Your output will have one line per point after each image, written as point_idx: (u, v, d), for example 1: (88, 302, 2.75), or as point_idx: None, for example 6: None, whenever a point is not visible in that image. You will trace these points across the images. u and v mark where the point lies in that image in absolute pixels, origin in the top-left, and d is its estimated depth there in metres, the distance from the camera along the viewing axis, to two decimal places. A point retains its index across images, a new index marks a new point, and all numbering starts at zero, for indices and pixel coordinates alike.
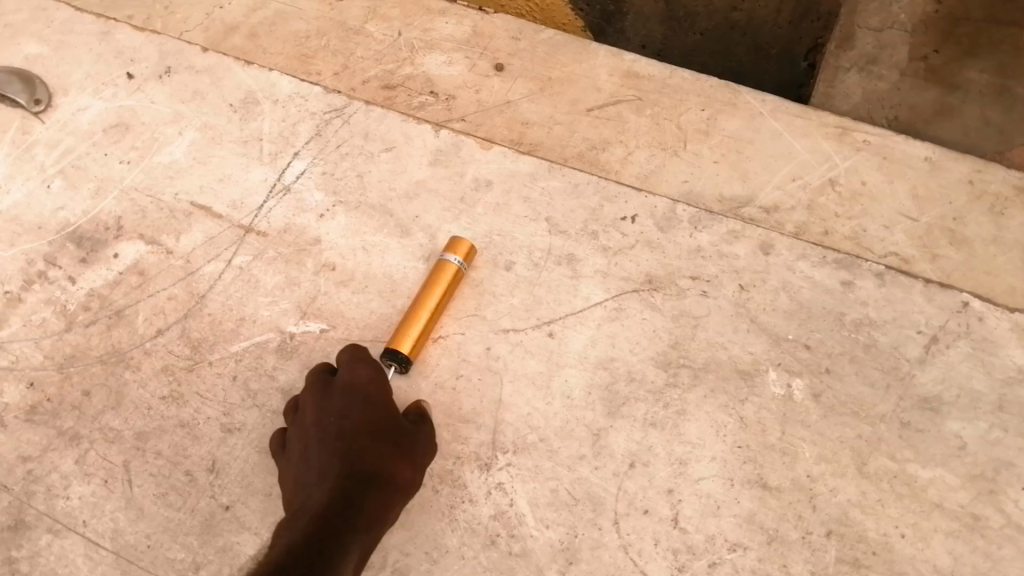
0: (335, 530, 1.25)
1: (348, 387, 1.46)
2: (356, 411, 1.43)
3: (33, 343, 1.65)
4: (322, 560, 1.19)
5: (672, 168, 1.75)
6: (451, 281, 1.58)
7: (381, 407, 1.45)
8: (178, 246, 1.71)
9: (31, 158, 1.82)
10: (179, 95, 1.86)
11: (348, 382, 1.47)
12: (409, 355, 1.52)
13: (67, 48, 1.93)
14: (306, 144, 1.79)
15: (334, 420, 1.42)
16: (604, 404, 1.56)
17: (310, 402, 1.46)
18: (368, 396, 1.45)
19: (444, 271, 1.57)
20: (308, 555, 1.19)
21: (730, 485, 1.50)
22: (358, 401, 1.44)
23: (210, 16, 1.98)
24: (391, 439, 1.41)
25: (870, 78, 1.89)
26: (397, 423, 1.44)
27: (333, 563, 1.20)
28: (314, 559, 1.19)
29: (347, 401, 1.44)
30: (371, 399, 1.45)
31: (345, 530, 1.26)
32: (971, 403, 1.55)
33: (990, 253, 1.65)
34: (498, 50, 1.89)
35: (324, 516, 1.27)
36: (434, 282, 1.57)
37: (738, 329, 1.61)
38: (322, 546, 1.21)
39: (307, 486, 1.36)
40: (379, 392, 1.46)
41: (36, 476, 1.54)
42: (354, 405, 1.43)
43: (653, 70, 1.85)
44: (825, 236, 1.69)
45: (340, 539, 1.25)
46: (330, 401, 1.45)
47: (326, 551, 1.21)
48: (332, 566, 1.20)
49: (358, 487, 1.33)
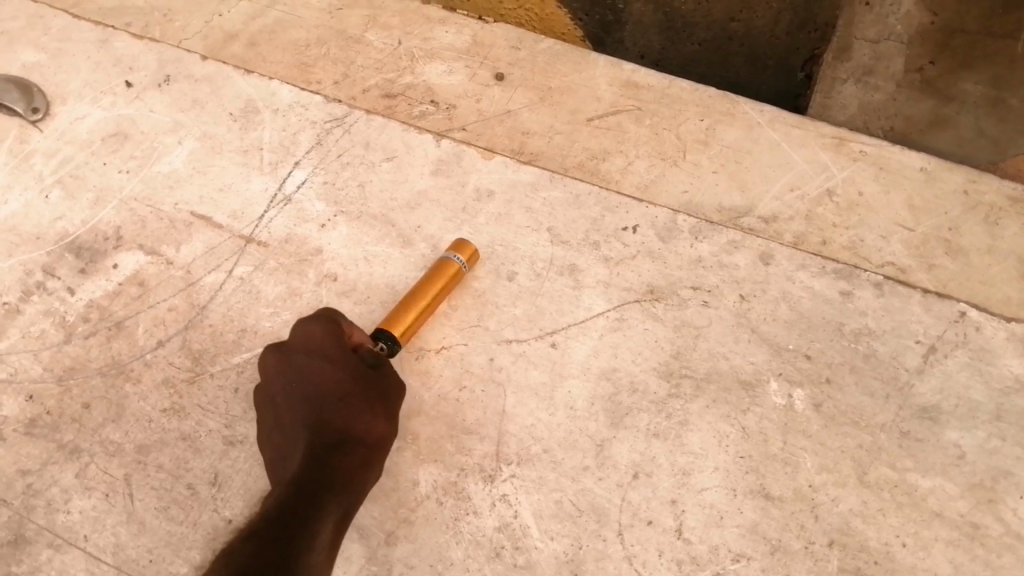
0: (310, 494, 1.27)
1: (307, 349, 1.42)
2: (317, 373, 1.41)
3: (32, 355, 1.63)
4: (298, 527, 1.20)
5: (672, 178, 1.76)
6: (451, 278, 1.58)
7: (344, 364, 1.41)
8: (178, 256, 1.70)
9: (29, 167, 1.81)
10: (179, 104, 1.86)
11: (303, 342, 1.43)
12: (396, 341, 1.50)
13: (65, 57, 1.93)
14: (306, 154, 1.79)
15: (298, 385, 1.41)
16: (607, 414, 1.56)
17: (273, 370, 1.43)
18: (326, 354, 1.41)
19: (446, 271, 1.58)
20: (283, 520, 1.20)
21: (733, 495, 1.50)
22: (317, 362, 1.41)
23: (209, 24, 1.97)
24: (360, 393, 1.40)
25: (867, 90, 1.91)
26: (360, 379, 1.42)
27: (310, 523, 1.22)
28: (290, 524, 1.20)
29: (308, 364, 1.41)
30: (332, 360, 1.41)
31: (319, 492, 1.28)
32: (970, 412, 1.55)
33: (985, 262, 1.66)
34: (498, 59, 1.89)
35: (301, 483, 1.28)
36: (438, 277, 1.57)
37: (740, 338, 1.61)
38: (296, 509, 1.23)
39: (285, 456, 1.38)
40: (336, 351, 1.42)
41: (37, 490, 1.53)
42: (315, 368, 1.41)
43: (652, 80, 1.85)
44: (824, 246, 1.69)
45: (315, 501, 1.26)
46: (294, 367, 1.42)
47: (299, 521, 1.21)
48: (310, 529, 1.22)
49: (331, 451, 1.34)
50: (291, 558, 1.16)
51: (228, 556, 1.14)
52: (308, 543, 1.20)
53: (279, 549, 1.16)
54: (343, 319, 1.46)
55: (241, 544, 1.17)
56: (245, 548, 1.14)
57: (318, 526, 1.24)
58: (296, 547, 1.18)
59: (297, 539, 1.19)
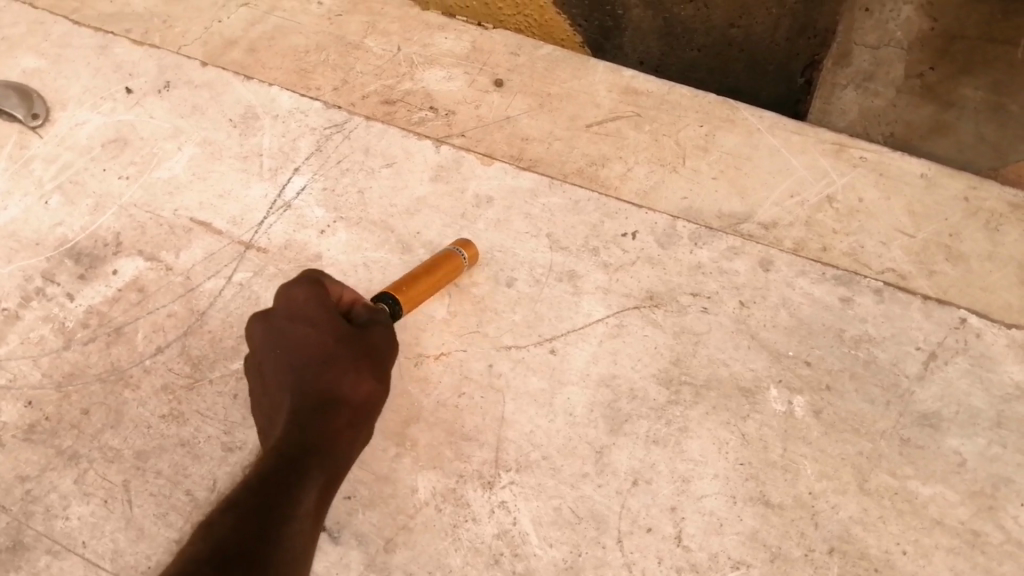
0: (292, 462, 1.26)
1: (290, 313, 1.39)
2: (301, 337, 1.39)
3: (31, 361, 1.63)
4: (281, 496, 1.19)
5: (671, 184, 1.76)
6: (455, 266, 1.60)
7: (328, 326, 1.39)
8: (178, 262, 1.70)
9: (29, 173, 1.81)
10: (178, 110, 1.86)
11: (287, 304, 1.40)
12: (397, 304, 1.51)
13: (65, 63, 1.93)
14: (306, 160, 1.79)
15: (284, 351, 1.39)
16: (606, 421, 1.55)
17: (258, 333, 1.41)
18: (309, 318, 1.39)
19: (452, 256, 1.60)
20: (264, 488, 1.19)
21: (732, 502, 1.50)
22: (301, 327, 1.39)
23: (209, 31, 1.97)
24: (346, 355, 1.39)
25: (867, 95, 1.93)
26: (345, 341, 1.39)
27: (293, 491, 1.21)
28: (274, 492, 1.18)
29: (292, 328, 1.39)
30: (316, 324, 1.39)
31: (302, 460, 1.27)
32: (970, 420, 1.54)
33: (985, 269, 1.66)
34: (497, 66, 1.89)
35: (284, 450, 1.27)
36: (445, 265, 1.59)
37: (739, 345, 1.61)
38: (278, 478, 1.21)
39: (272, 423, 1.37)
40: (320, 314, 1.39)
41: (36, 496, 1.52)
42: (298, 332, 1.39)
43: (652, 86, 1.86)
44: (824, 252, 1.69)
45: (297, 469, 1.25)
46: (279, 330, 1.39)
47: (281, 490, 1.20)
48: (293, 497, 1.21)
49: (317, 416, 1.34)
50: (275, 525, 1.14)
51: (209, 525, 1.12)
52: (291, 511, 1.18)
53: (261, 517, 1.13)
54: (327, 280, 1.43)
55: (220, 514, 1.14)
56: (227, 517, 1.12)
57: (301, 493, 1.22)
58: (279, 513, 1.16)
59: (280, 506, 1.17)
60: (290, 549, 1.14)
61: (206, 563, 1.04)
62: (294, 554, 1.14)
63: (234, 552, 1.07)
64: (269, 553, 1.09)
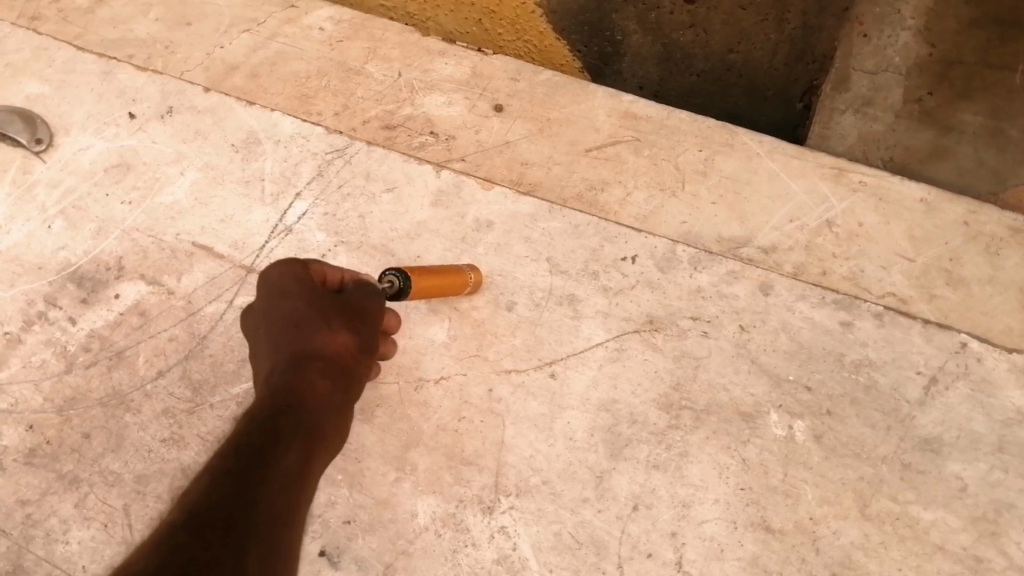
0: (269, 428, 1.24)
1: (269, 289, 1.41)
2: (279, 310, 1.39)
3: (33, 385, 1.63)
4: (257, 459, 1.17)
5: (671, 209, 1.76)
6: (465, 284, 1.62)
7: (302, 296, 1.39)
8: (179, 286, 1.71)
9: (32, 198, 1.83)
10: (181, 135, 1.88)
11: (264, 284, 1.43)
12: (408, 284, 1.51)
13: (69, 88, 1.95)
14: (307, 185, 1.80)
15: (265, 327, 1.40)
16: (607, 446, 1.55)
17: (248, 321, 1.44)
18: (283, 289, 1.40)
19: (463, 272, 1.62)
20: (241, 455, 1.17)
21: (733, 528, 1.49)
22: (277, 299, 1.40)
23: (210, 56, 1.99)
24: (320, 321, 1.38)
25: (866, 120, 1.92)
26: (320, 308, 1.39)
27: (267, 454, 1.19)
28: (249, 457, 1.17)
29: (270, 303, 1.40)
30: (288, 294, 1.39)
31: (278, 424, 1.25)
32: (971, 444, 1.54)
33: (985, 293, 1.65)
34: (497, 91, 1.90)
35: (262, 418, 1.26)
36: (459, 275, 1.61)
37: (739, 370, 1.61)
38: (255, 445, 1.20)
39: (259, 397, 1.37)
40: (292, 284, 1.40)
41: (36, 520, 1.52)
42: (276, 306, 1.40)
43: (651, 111, 1.87)
44: (823, 276, 1.69)
45: (274, 434, 1.23)
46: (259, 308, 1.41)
47: (256, 453, 1.18)
48: (269, 458, 1.19)
49: (295, 380, 1.33)
50: (250, 486, 1.12)
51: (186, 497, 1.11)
52: (266, 472, 1.16)
53: (235, 481, 1.12)
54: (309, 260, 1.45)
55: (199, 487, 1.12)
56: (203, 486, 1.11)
57: (278, 455, 1.20)
58: (255, 475, 1.14)
59: (256, 468, 1.15)
60: (270, 508, 1.11)
61: (179, 526, 1.03)
62: (275, 513, 1.11)
63: (208, 514, 1.05)
64: (247, 514, 1.07)
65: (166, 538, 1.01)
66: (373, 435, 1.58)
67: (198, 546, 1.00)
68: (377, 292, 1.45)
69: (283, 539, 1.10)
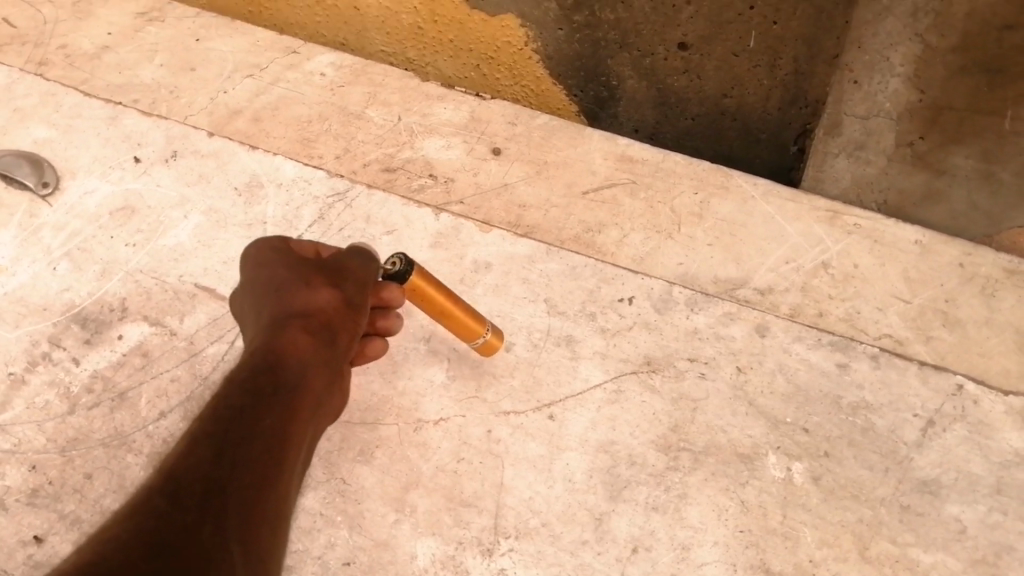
0: (251, 386, 1.39)
1: (257, 262, 1.58)
2: (265, 280, 1.56)
3: (35, 426, 1.63)
4: (239, 422, 1.33)
5: (667, 251, 1.78)
6: (473, 328, 1.58)
7: (286, 267, 1.55)
8: (182, 327, 1.72)
9: (38, 240, 1.85)
10: (185, 179, 1.90)
11: (252, 258, 1.59)
12: (412, 270, 1.52)
13: (75, 132, 1.98)
14: (309, 228, 1.83)
15: (254, 294, 1.56)
16: (606, 488, 1.55)
17: (239, 296, 1.61)
18: (269, 262, 1.57)
19: (482, 323, 1.59)
20: (220, 417, 1.33)
21: (733, 571, 1.49)
22: (263, 270, 1.56)
23: (214, 101, 2.02)
24: (304, 285, 1.53)
25: (859, 164, 1.99)
26: (303, 275, 1.54)
27: (247, 416, 1.35)
28: (230, 421, 1.33)
29: (257, 274, 1.57)
30: (272, 265, 1.56)
31: (259, 381, 1.40)
32: (970, 486, 1.54)
33: (982, 335, 1.67)
34: (495, 135, 1.93)
35: (244, 378, 1.41)
36: (473, 315, 1.58)
37: (737, 412, 1.61)
38: (236, 407, 1.35)
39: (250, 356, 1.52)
40: (276, 257, 1.57)
41: (38, 561, 1.51)
42: (263, 275, 1.56)
43: (647, 154, 1.90)
44: (819, 318, 1.71)
45: (256, 394, 1.38)
46: (249, 283, 1.57)
47: (237, 414, 1.34)
48: (250, 419, 1.34)
49: (277, 337, 1.47)
50: (226, 451, 1.28)
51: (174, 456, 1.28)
52: (244, 434, 1.32)
53: (212, 450, 1.28)
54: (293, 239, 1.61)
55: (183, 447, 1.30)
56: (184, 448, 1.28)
57: (259, 418, 1.36)
58: (231, 442, 1.30)
59: (232, 434, 1.31)
60: (246, 474, 1.27)
61: (156, 494, 1.20)
62: (252, 479, 1.28)
63: (188, 475, 1.23)
64: (223, 480, 1.25)
65: (146, 502, 1.19)
66: (373, 476, 1.59)
67: (173, 515, 1.18)
68: (371, 260, 1.56)
69: (254, 502, 1.26)
